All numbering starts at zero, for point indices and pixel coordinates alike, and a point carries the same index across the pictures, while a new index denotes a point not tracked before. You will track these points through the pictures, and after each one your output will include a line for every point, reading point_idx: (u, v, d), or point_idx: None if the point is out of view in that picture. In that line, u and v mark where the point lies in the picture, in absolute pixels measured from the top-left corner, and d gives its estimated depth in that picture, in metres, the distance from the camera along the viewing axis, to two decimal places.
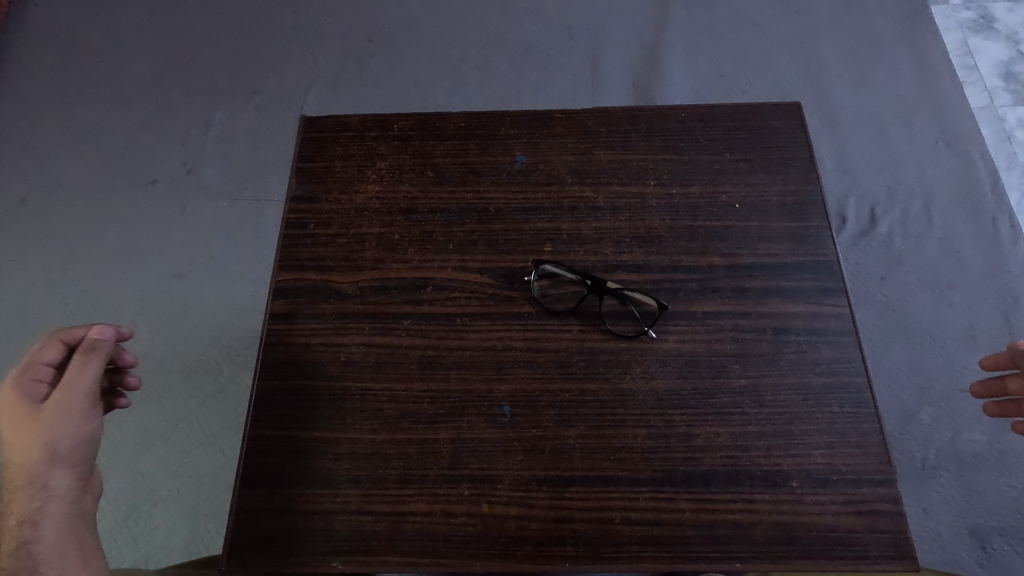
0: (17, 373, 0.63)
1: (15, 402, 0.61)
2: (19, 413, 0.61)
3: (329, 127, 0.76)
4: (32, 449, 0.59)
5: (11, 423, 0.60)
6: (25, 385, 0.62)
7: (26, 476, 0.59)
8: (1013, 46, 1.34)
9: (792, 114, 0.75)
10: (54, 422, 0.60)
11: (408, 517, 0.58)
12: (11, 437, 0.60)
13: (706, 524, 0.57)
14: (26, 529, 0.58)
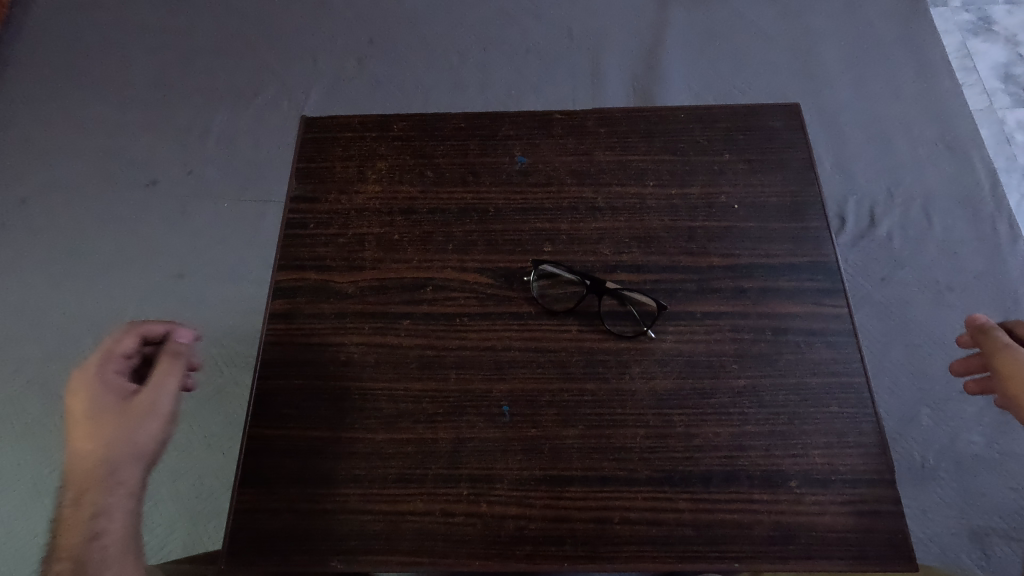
0: (92, 364, 0.62)
1: (91, 393, 0.61)
2: (98, 406, 0.60)
3: (329, 127, 0.76)
4: (113, 445, 0.59)
5: (89, 416, 0.60)
6: (101, 377, 0.62)
7: (104, 470, 0.58)
8: (1013, 48, 1.34)
9: (791, 115, 0.75)
10: (140, 419, 0.60)
11: (408, 516, 0.58)
12: (87, 431, 0.59)
13: (705, 524, 0.57)
14: (99, 523, 0.57)
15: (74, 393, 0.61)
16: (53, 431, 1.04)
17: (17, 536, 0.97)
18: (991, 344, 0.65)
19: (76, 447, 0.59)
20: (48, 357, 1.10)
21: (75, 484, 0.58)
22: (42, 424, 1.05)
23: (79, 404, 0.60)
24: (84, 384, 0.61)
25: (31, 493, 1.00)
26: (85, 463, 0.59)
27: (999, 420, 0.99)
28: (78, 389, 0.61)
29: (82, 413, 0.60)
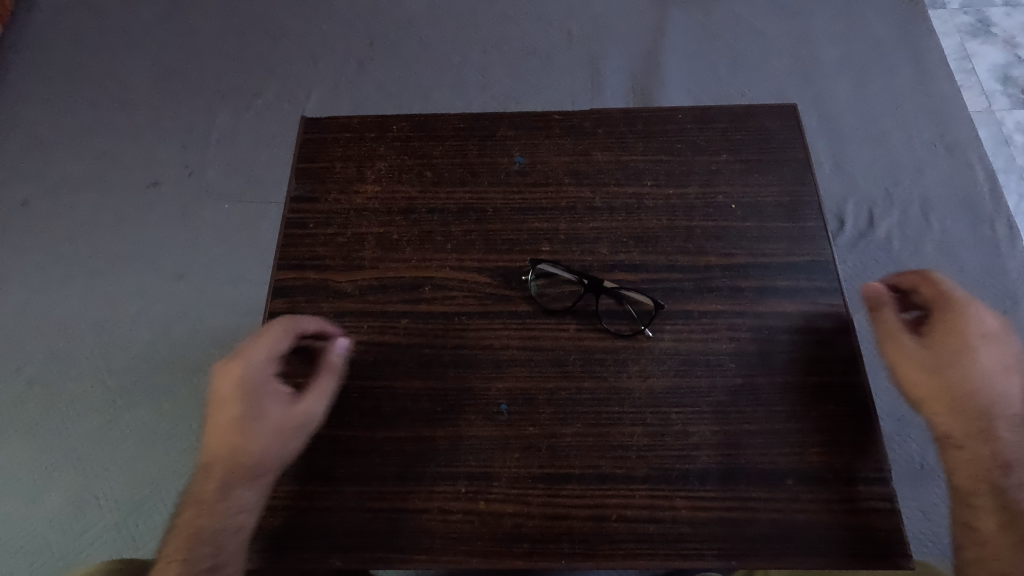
0: (255, 359, 0.59)
1: (252, 394, 0.58)
2: (256, 408, 0.58)
3: (330, 128, 0.77)
4: (265, 454, 0.56)
5: (245, 415, 0.57)
6: (262, 377, 0.59)
7: (252, 475, 0.56)
8: (1011, 50, 1.35)
9: (788, 115, 0.76)
10: (296, 433, 0.58)
11: (405, 513, 0.58)
12: (243, 431, 0.57)
13: (702, 521, 0.57)
14: (241, 519, 0.55)
15: (233, 386, 0.58)
16: (53, 432, 1.05)
17: (16, 536, 0.97)
18: (882, 328, 0.62)
19: (226, 442, 0.57)
20: (49, 357, 1.10)
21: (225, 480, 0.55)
22: (42, 424, 1.05)
23: (236, 400, 0.58)
24: (246, 379, 0.58)
25: (31, 493, 1.00)
26: (237, 460, 0.56)
27: None
28: (235, 381, 0.58)
29: (240, 411, 0.57)
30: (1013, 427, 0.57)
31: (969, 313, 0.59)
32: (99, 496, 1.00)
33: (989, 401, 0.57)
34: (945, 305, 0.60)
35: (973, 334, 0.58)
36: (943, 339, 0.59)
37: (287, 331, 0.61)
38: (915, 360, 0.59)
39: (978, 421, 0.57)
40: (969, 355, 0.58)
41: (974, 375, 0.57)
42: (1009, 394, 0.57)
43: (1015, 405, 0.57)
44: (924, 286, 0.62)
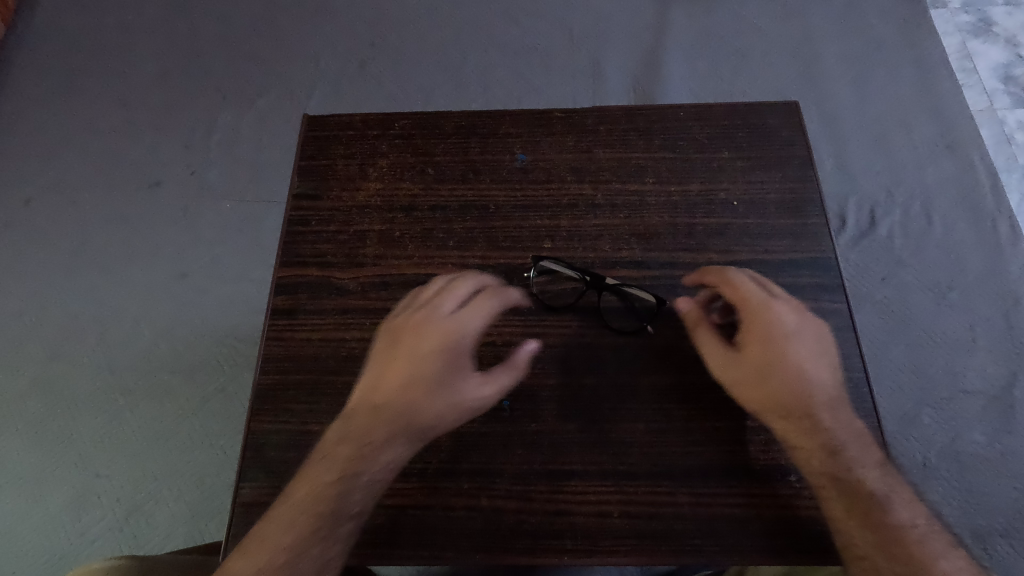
0: (468, 326, 0.62)
1: (450, 360, 0.59)
2: (448, 374, 0.59)
3: (332, 126, 0.77)
4: (446, 419, 0.57)
5: (437, 376, 0.58)
6: (461, 346, 0.60)
7: (423, 433, 0.57)
8: (1012, 49, 1.35)
9: (789, 112, 0.76)
10: (473, 409, 0.59)
11: (407, 509, 0.58)
12: (437, 390, 0.57)
13: (704, 518, 0.57)
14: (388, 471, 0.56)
15: (441, 342, 0.60)
16: (56, 430, 1.05)
17: (19, 535, 0.97)
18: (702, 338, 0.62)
19: (415, 390, 0.57)
20: (51, 356, 1.10)
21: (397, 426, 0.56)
22: (44, 423, 1.05)
23: (441, 357, 0.59)
24: (450, 344, 0.60)
25: (33, 492, 1.00)
26: (414, 412, 0.57)
27: (1001, 419, 0.99)
28: (446, 337, 0.60)
29: (443, 369, 0.59)
30: (833, 413, 0.57)
31: (766, 312, 0.60)
32: (101, 494, 1.00)
33: (803, 392, 0.57)
34: (743, 308, 0.61)
35: (773, 331, 0.60)
36: (750, 342, 0.59)
37: (494, 308, 0.64)
38: (732, 366, 0.59)
39: (798, 416, 0.56)
40: (776, 353, 0.58)
41: (784, 371, 0.58)
42: (821, 381, 0.58)
43: (827, 394, 0.58)
44: (727, 289, 0.63)
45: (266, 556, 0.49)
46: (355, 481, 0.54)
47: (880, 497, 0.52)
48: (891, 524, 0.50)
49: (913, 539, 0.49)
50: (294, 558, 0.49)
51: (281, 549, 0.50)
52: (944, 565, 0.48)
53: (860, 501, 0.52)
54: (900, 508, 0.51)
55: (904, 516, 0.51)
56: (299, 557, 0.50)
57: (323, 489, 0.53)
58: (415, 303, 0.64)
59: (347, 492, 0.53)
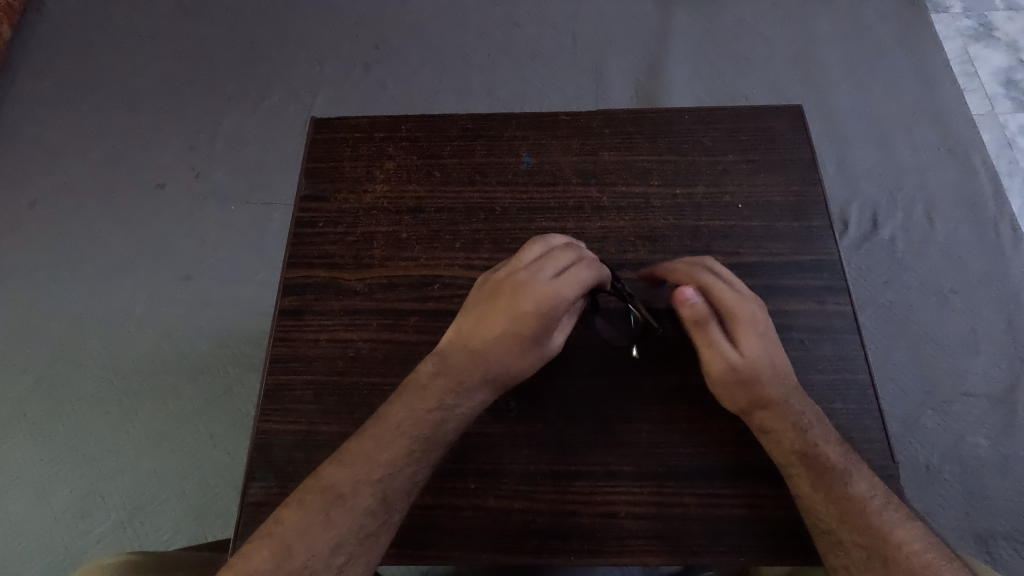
0: (568, 294, 0.55)
1: (544, 327, 0.55)
2: (539, 339, 0.56)
3: (337, 128, 0.78)
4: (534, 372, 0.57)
5: (529, 338, 0.56)
6: (559, 314, 0.56)
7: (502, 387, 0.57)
8: (1013, 54, 1.35)
9: (793, 115, 0.76)
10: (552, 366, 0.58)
11: (415, 510, 0.58)
12: (525, 350, 0.56)
13: (710, 519, 0.57)
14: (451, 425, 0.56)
15: (535, 309, 0.55)
16: (60, 431, 1.05)
17: (23, 535, 0.98)
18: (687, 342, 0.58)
19: (506, 350, 0.56)
20: (56, 357, 1.11)
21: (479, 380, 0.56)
22: (48, 425, 1.05)
23: (535, 324, 0.55)
24: (550, 311, 0.55)
25: (37, 493, 1.00)
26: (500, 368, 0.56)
27: (1003, 421, 1.00)
28: (542, 305, 0.55)
29: (534, 335, 0.56)
30: (796, 395, 0.57)
31: (745, 306, 0.58)
32: (105, 496, 1.00)
33: (778, 384, 0.56)
34: (722, 301, 0.58)
35: (753, 322, 0.57)
36: (730, 335, 0.57)
37: (595, 274, 0.57)
38: (726, 372, 0.56)
39: (778, 400, 0.56)
40: (755, 346, 0.56)
41: (773, 365, 0.56)
42: (786, 365, 0.58)
43: (794, 377, 0.58)
44: (701, 290, 0.59)
45: (365, 468, 0.53)
46: (447, 416, 0.56)
47: (840, 471, 0.54)
48: (852, 496, 0.52)
49: (871, 509, 0.52)
50: (387, 476, 0.53)
51: (379, 464, 0.53)
52: (902, 533, 0.50)
53: (824, 476, 0.54)
54: (859, 479, 0.53)
55: (862, 488, 0.53)
56: (393, 476, 0.53)
57: (417, 416, 0.55)
58: (518, 256, 0.59)
59: (440, 422, 0.55)
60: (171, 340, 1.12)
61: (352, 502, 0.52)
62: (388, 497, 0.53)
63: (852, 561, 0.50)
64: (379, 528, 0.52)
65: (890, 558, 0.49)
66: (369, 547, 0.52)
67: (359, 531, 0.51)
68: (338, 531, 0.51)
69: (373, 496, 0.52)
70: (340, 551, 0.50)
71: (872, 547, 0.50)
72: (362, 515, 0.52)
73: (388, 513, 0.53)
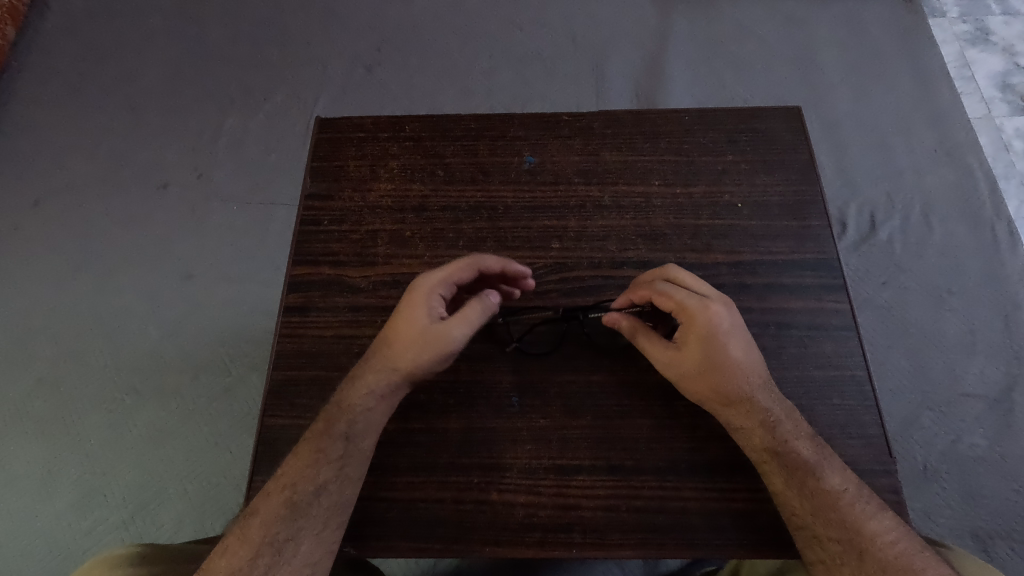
0: (436, 275, 0.61)
1: (408, 309, 0.60)
2: (405, 322, 0.59)
3: (342, 128, 0.78)
4: (404, 360, 0.58)
5: (397, 322, 0.60)
6: (422, 298, 0.60)
7: (382, 382, 0.58)
8: (1010, 58, 1.37)
9: (791, 117, 0.77)
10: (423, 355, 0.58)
11: (419, 502, 0.59)
12: (399, 328, 0.59)
13: (711, 512, 0.58)
14: (346, 427, 0.57)
15: (408, 291, 0.61)
16: (61, 431, 1.05)
17: (23, 535, 0.98)
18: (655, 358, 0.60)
19: (385, 333, 0.60)
20: (58, 357, 1.11)
21: (361, 372, 0.59)
22: (51, 423, 1.06)
23: (406, 302, 0.60)
24: (416, 294, 0.60)
25: (38, 493, 1.01)
26: (378, 357, 0.59)
27: (1000, 421, 1.01)
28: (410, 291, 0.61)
29: (406, 312, 0.59)
30: (765, 394, 0.58)
31: (705, 310, 0.58)
32: (108, 494, 1.01)
33: (740, 383, 0.57)
34: (682, 307, 0.58)
35: (711, 327, 0.57)
36: (687, 339, 0.58)
37: (470, 265, 0.62)
38: (691, 384, 0.58)
39: (738, 401, 0.57)
40: (714, 351, 0.57)
41: (733, 368, 0.57)
42: (752, 367, 0.58)
43: (758, 375, 0.58)
44: (661, 300, 0.60)
45: (274, 482, 0.57)
46: (344, 413, 0.58)
47: (813, 467, 0.55)
48: (825, 491, 0.54)
49: (844, 503, 0.54)
50: (294, 480, 0.56)
51: (285, 472, 0.57)
52: (875, 525, 0.53)
53: (798, 474, 0.55)
54: (832, 474, 0.55)
55: (835, 483, 0.55)
56: (299, 481, 0.56)
57: (320, 420, 0.59)
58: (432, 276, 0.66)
59: (338, 419, 0.58)
60: (172, 339, 1.13)
61: (261, 517, 0.55)
62: (298, 501, 0.55)
63: (828, 555, 0.53)
64: (295, 531, 0.54)
65: (863, 550, 0.52)
66: (288, 553, 0.54)
67: (274, 540, 0.54)
68: (256, 544, 0.54)
69: (283, 503, 0.55)
70: (259, 563, 0.53)
71: (848, 541, 0.53)
72: (272, 523, 0.54)
73: (301, 516, 0.55)
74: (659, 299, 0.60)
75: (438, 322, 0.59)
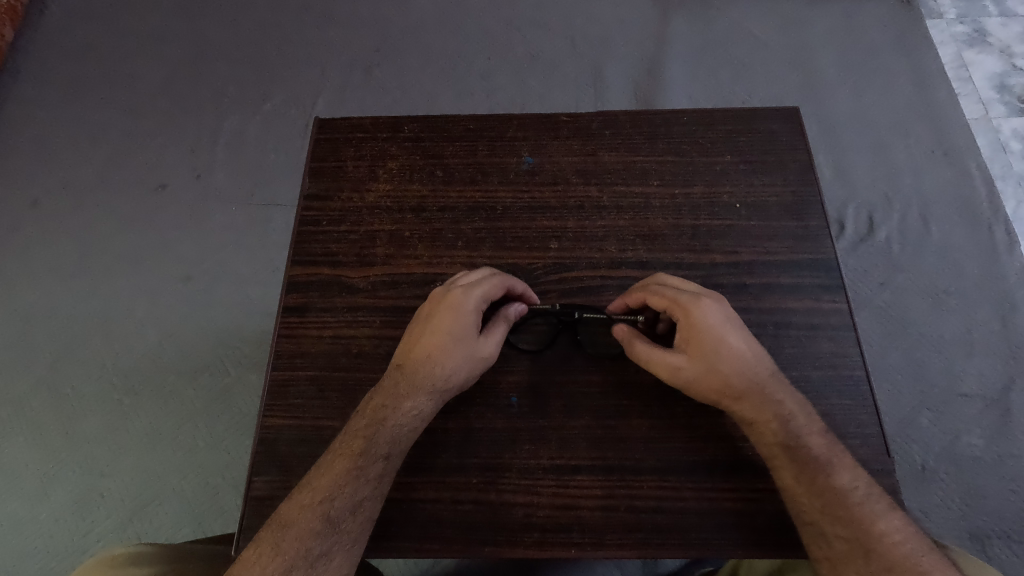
0: (475, 293, 0.61)
1: (455, 328, 0.60)
2: (453, 342, 0.59)
3: (341, 128, 0.79)
4: (452, 380, 0.59)
5: (442, 341, 0.59)
6: (468, 317, 0.60)
7: (427, 402, 0.59)
8: (1007, 59, 1.37)
9: (789, 118, 0.77)
10: (473, 375, 0.60)
11: (417, 502, 0.59)
12: (447, 348, 0.59)
13: (708, 511, 0.58)
14: (384, 447, 0.57)
15: (449, 310, 0.60)
16: (60, 432, 1.05)
17: (22, 536, 0.98)
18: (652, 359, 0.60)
19: (427, 354, 0.59)
20: (57, 358, 1.11)
21: (398, 389, 0.59)
22: (49, 424, 1.06)
23: (449, 322, 0.60)
24: (461, 312, 0.60)
25: (38, 493, 1.01)
26: (419, 375, 0.59)
27: (998, 421, 1.01)
28: (451, 308, 0.60)
29: (453, 333, 0.59)
30: (772, 390, 0.58)
31: (698, 305, 0.59)
32: (107, 494, 1.01)
33: (742, 377, 0.57)
34: (676, 304, 0.59)
35: (704, 322, 0.58)
36: (684, 337, 0.59)
37: (502, 280, 0.63)
38: (693, 381, 0.58)
39: (743, 396, 0.57)
40: (712, 345, 0.58)
41: (733, 360, 0.58)
42: (754, 361, 0.58)
43: (763, 370, 0.58)
44: (654, 300, 0.61)
45: (308, 494, 0.55)
46: (387, 432, 0.57)
47: (823, 463, 0.55)
48: (836, 488, 0.54)
49: (854, 501, 0.54)
50: (330, 496, 0.55)
51: (320, 486, 0.56)
52: (883, 525, 0.53)
53: (809, 469, 0.55)
54: (842, 471, 0.55)
55: (845, 480, 0.55)
56: (336, 496, 0.55)
57: (357, 437, 0.57)
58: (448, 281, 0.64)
59: (376, 440, 0.57)
60: (171, 340, 1.13)
61: (297, 529, 0.54)
62: (334, 517, 0.55)
63: (835, 552, 0.53)
64: (328, 547, 0.54)
65: (870, 549, 0.52)
66: (321, 568, 0.53)
67: (308, 554, 0.53)
68: (289, 557, 0.53)
69: (318, 517, 0.54)
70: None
71: (855, 539, 0.53)
72: (307, 538, 0.54)
73: (336, 532, 0.54)
74: (653, 297, 0.61)
75: (484, 342, 0.61)
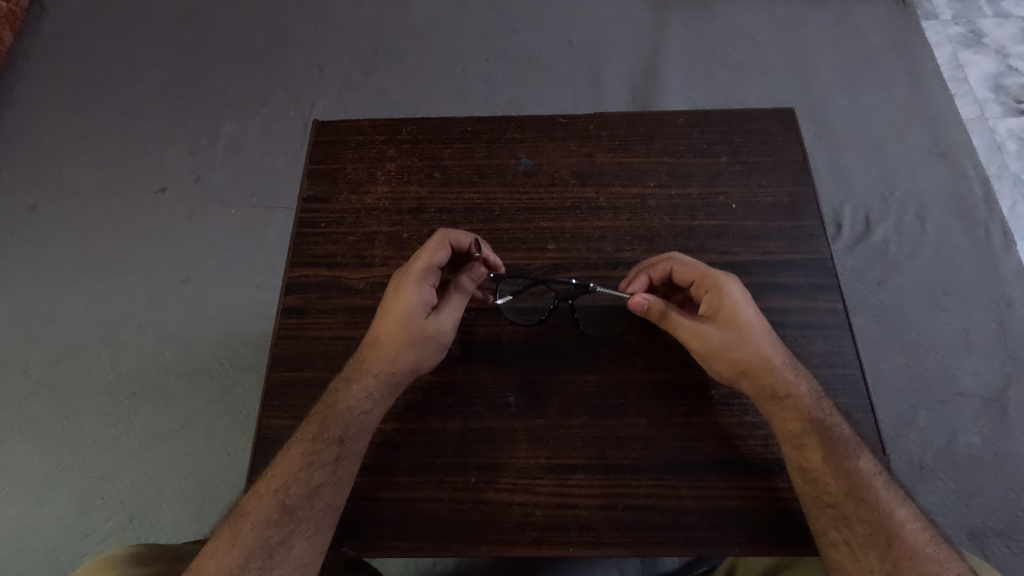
0: (415, 266, 0.61)
1: (400, 312, 0.60)
2: (398, 327, 0.59)
3: (338, 131, 0.79)
4: (402, 362, 0.59)
5: (387, 327, 0.60)
6: (411, 299, 0.60)
7: (380, 386, 0.59)
8: (1002, 60, 1.38)
9: (785, 119, 0.78)
10: (425, 354, 0.60)
11: (417, 502, 0.60)
12: (392, 332, 0.59)
13: (705, 510, 0.58)
14: (336, 432, 0.58)
15: (393, 295, 0.60)
16: (60, 433, 1.06)
17: (22, 537, 0.98)
18: (690, 324, 0.60)
19: (377, 339, 0.60)
20: (56, 360, 1.11)
21: (351, 375, 0.60)
22: (49, 426, 1.06)
23: (392, 307, 0.60)
24: (402, 297, 0.60)
25: (37, 495, 1.01)
26: (369, 361, 0.60)
27: (995, 420, 1.01)
28: (394, 293, 0.60)
29: (396, 313, 0.59)
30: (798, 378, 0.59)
31: (728, 276, 0.61)
32: (106, 497, 1.01)
33: (772, 351, 0.59)
34: (708, 274, 0.62)
35: (736, 291, 0.60)
36: (717, 303, 0.60)
37: (440, 248, 0.62)
38: (731, 346, 0.58)
39: (771, 372, 0.58)
40: (746, 311, 0.60)
41: (759, 331, 0.59)
42: (777, 341, 0.60)
43: (781, 348, 0.60)
44: (684, 270, 0.63)
45: (265, 485, 0.57)
46: (338, 416, 0.58)
47: (849, 445, 0.57)
48: (860, 471, 0.56)
49: (877, 485, 0.55)
50: (286, 484, 0.56)
51: (277, 475, 0.57)
52: (902, 512, 0.54)
53: (835, 451, 0.56)
54: (865, 457, 0.57)
55: (867, 466, 0.56)
56: (291, 484, 0.56)
57: (312, 423, 0.59)
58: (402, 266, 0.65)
59: (331, 423, 0.58)
60: (170, 342, 1.13)
61: (252, 520, 0.55)
62: (290, 505, 0.56)
63: (853, 536, 0.53)
64: (286, 535, 0.55)
65: (892, 534, 0.53)
66: (280, 558, 0.54)
67: (265, 545, 0.54)
68: (245, 548, 0.54)
69: (273, 507, 0.55)
70: (250, 568, 0.53)
71: (877, 523, 0.54)
72: (263, 528, 0.55)
73: (292, 520, 0.55)
74: (681, 267, 0.63)
75: (429, 320, 0.60)
